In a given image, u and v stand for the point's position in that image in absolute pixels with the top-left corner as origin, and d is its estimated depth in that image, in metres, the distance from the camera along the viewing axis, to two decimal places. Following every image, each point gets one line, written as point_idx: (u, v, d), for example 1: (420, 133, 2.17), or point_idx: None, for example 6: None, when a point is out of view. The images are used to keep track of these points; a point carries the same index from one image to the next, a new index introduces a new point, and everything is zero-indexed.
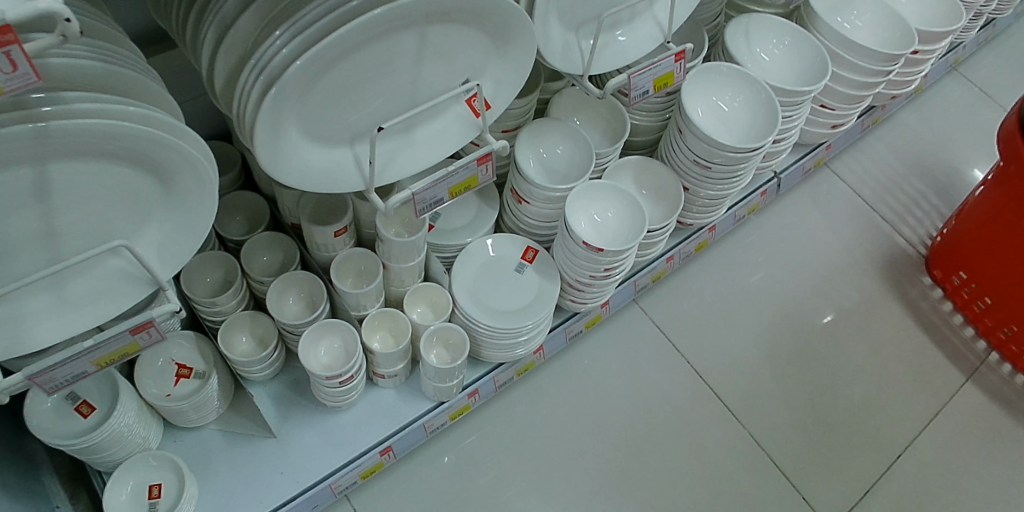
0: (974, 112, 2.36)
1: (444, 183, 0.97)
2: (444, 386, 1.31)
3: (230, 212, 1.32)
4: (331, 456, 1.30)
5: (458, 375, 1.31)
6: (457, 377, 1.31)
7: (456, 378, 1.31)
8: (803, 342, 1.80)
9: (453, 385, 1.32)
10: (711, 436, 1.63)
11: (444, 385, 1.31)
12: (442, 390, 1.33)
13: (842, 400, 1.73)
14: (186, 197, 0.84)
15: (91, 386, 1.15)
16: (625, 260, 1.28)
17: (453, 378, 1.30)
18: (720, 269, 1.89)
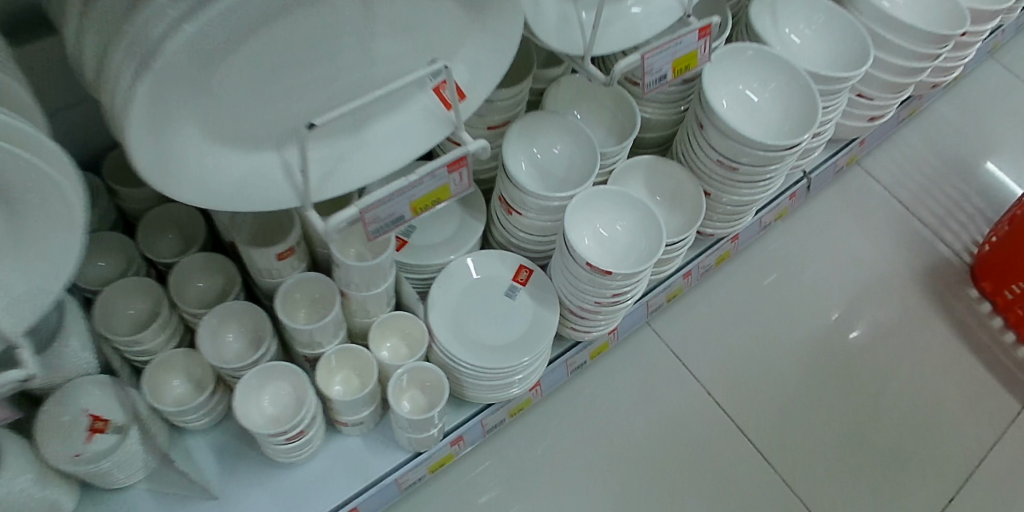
0: (1018, 104, 2.13)
1: (406, 195, 0.74)
2: (420, 435, 1.09)
3: (159, 228, 1.09)
4: None
5: (438, 421, 1.09)
6: (438, 424, 1.09)
7: (435, 426, 1.08)
8: (838, 365, 1.58)
9: (432, 433, 1.10)
10: (735, 481, 1.40)
11: (421, 434, 1.08)
12: (421, 440, 1.10)
13: (884, 431, 1.51)
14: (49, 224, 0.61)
15: None
16: (638, 283, 1.05)
17: (432, 426, 1.08)
18: (741, 283, 1.66)
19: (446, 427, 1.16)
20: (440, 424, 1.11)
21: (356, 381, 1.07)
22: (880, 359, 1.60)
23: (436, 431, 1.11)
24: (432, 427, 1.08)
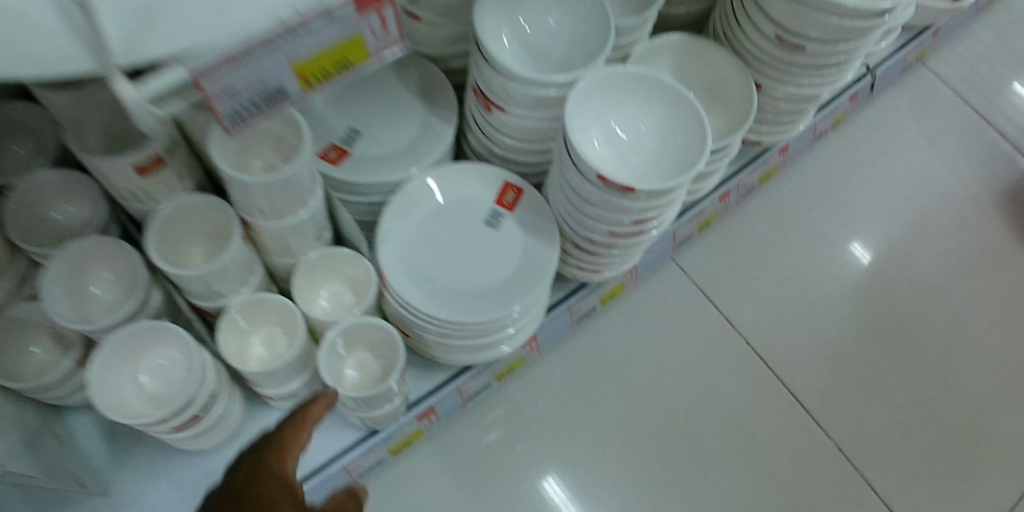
0: None
1: (288, 56, 0.44)
2: (374, 414, 0.79)
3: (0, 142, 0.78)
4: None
5: (397, 395, 0.79)
6: (397, 397, 0.80)
7: (393, 400, 0.79)
8: (919, 305, 1.21)
9: (390, 410, 0.80)
10: (787, 454, 1.07)
11: (374, 412, 0.79)
12: (375, 419, 0.81)
13: (976, 384, 1.14)
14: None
15: None
16: (669, 204, 0.75)
17: (389, 402, 0.78)
18: (798, 201, 1.29)
19: (409, 397, 0.87)
20: (401, 396, 0.81)
21: (281, 338, 0.78)
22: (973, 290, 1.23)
23: (396, 405, 0.81)
24: (390, 402, 0.79)
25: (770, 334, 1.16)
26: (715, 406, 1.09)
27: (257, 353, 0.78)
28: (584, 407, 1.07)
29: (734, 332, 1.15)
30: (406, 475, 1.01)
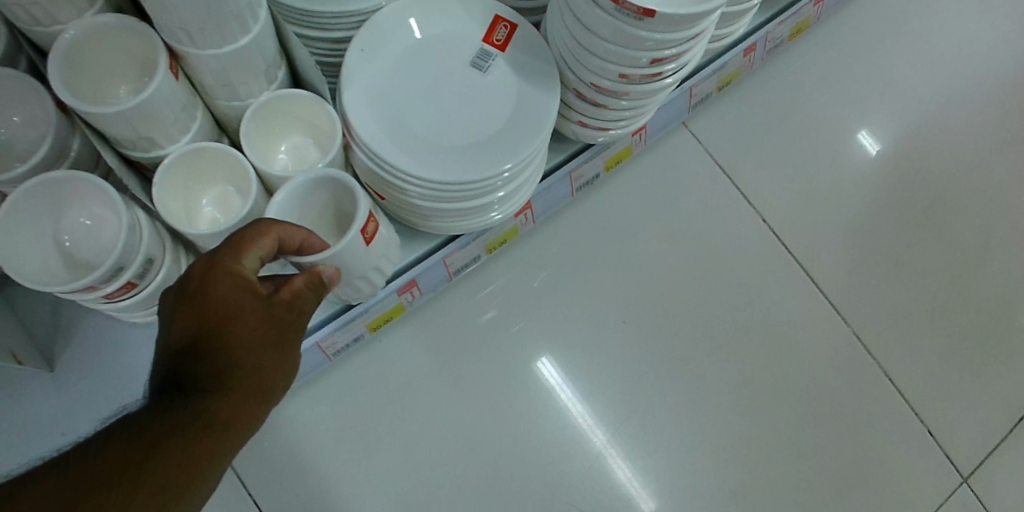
0: None
1: None
2: (343, 290, 0.67)
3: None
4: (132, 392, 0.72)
5: (374, 268, 0.66)
6: (375, 268, 0.67)
7: (368, 274, 0.66)
8: (954, 186, 1.08)
9: (363, 288, 0.69)
10: (801, 335, 0.99)
11: (346, 288, 0.67)
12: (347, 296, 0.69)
13: (1008, 263, 1.05)
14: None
15: None
16: (694, 41, 0.62)
17: (365, 276, 0.66)
18: (830, 62, 1.14)
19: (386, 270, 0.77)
20: (380, 271, 0.69)
21: (235, 200, 0.67)
22: (1014, 169, 1.09)
23: (374, 279, 0.69)
24: (364, 277, 0.66)
25: (787, 212, 1.05)
26: (724, 286, 1.00)
27: (207, 217, 0.67)
28: (581, 287, 0.99)
29: (746, 208, 1.05)
30: (389, 353, 0.94)
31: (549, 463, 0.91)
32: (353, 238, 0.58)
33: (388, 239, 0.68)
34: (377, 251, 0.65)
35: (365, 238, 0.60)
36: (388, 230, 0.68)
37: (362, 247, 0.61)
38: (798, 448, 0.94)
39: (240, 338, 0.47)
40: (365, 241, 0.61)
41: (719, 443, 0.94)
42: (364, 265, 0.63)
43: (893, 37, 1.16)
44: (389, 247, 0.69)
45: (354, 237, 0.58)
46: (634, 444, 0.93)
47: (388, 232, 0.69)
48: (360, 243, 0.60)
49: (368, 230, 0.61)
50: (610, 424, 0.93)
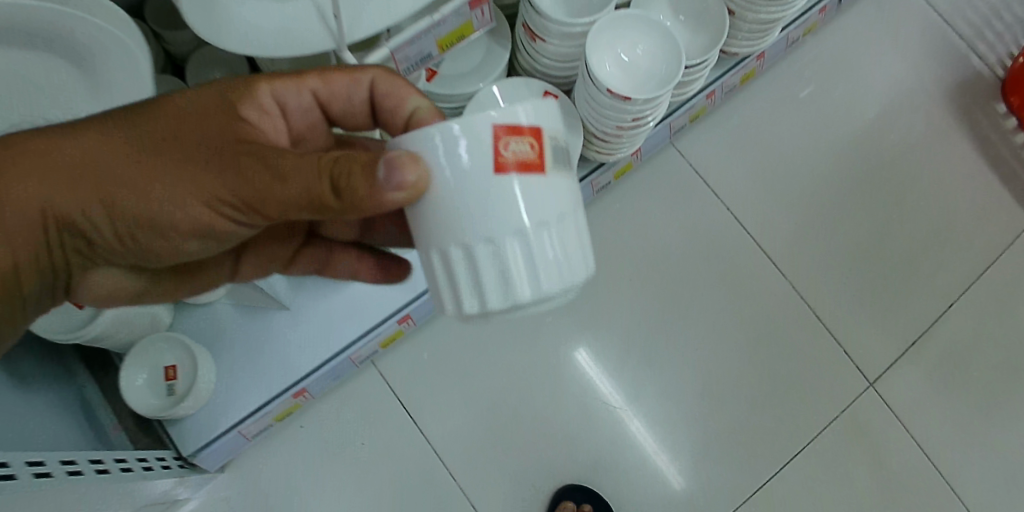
0: None
1: (432, 35, 0.82)
2: (461, 257, 0.65)
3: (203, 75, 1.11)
4: (344, 326, 1.24)
5: (502, 231, 0.64)
6: (508, 237, 0.64)
7: (489, 234, 0.64)
8: (859, 188, 1.57)
9: (481, 266, 0.66)
10: (748, 288, 1.49)
11: (463, 251, 0.65)
12: (490, 267, 0.66)
13: (893, 243, 1.53)
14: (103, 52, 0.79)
15: (159, 345, 1.15)
16: (657, 107, 1.11)
17: (486, 237, 0.64)
18: (772, 98, 1.61)
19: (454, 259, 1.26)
20: (509, 249, 0.65)
21: None
22: (899, 177, 1.58)
23: (506, 255, 0.65)
24: (486, 237, 0.64)
25: (740, 207, 1.54)
26: (697, 256, 1.50)
27: None
28: (600, 257, 1.48)
29: (712, 202, 1.53)
30: None
31: (582, 373, 1.43)
32: (485, 138, 0.62)
33: (541, 217, 0.65)
34: (512, 208, 0.63)
35: (500, 155, 0.62)
36: (555, 211, 0.66)
37: (494, 161, 0.62)
38: (744, 361, 1.45)
39: (215, 113, 0.69)
40: (495, 160, 0.62)
41: (692, 360, 1.45)
42: (489, 209, 0.63)
43: (816, 79, 1.64)
44: (539, 235, 0.65)
45: (485, 136, 0.62)
46: (636, 360, 1.44)
47: (552, 215, 0.66)
48: (487, 155, 0.62)
49: (510, 155, 0.63)
50: (622, 348, 1.45)
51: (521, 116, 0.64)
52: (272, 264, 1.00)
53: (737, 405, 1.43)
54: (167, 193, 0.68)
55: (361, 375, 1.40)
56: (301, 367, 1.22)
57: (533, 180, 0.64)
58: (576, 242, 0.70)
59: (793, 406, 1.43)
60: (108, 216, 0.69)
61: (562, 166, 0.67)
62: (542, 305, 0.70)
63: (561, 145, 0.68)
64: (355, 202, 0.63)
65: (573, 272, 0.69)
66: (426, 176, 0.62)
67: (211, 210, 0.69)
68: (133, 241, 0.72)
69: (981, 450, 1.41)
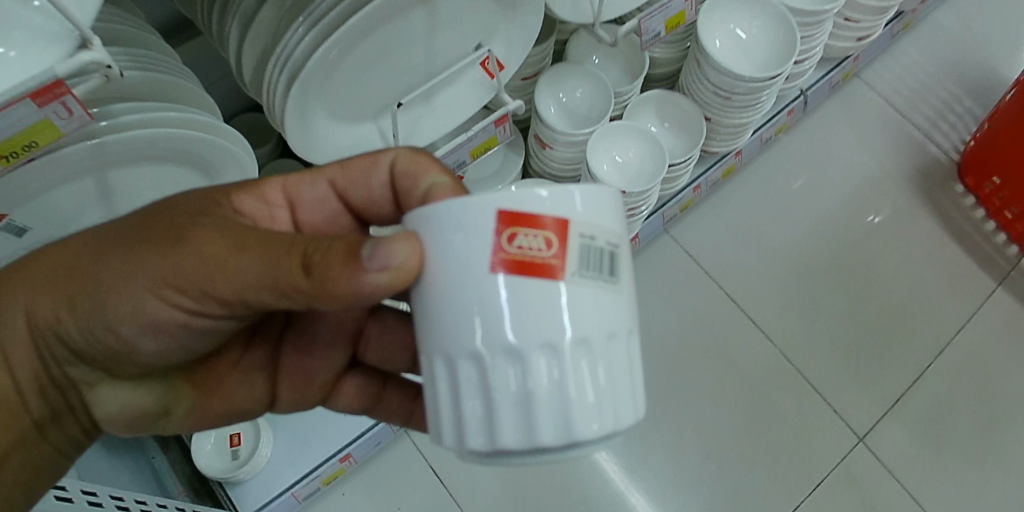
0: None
1: (465, 147, 1.03)
2: (445, 376, 0.52)
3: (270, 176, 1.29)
4: None
5: (490, 351, 0.49)
6: (498, 362, 0.49)
7: (474, 354, 0.50)
8: (837, 264, 1.75)
9: (465, 395, 0.52)
10: (744, 356, 1.65)
11: (446, 369, 0.52)
12: (474, 395, 0.51)
13: (871, 311, 1.70)
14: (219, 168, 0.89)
15: None
16: (648, 198, 1.33)
17: (470, 357, 0.50)
18: (752, 190, 1.84)
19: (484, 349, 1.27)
20: (500, 380, 0.50)
21: None
22: (872, 254, 1.76)
23: (500, 386, 0.50)
24: (469, 356, 0.50)
25: (732, 285, 1.72)
26: (695, 330, 1.68)
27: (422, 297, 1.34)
28: None
29: (706, 282, 1.73)
30: None
31: None
32: (488, 222, 0.48)
33: (550, 340, 0.49)
34: (502, 326, 0.48)
35: (502, 248, 0.48)
36: (572, 336, 0.49)
37: (498, 253, 0.48)
38: (744, 423, 1.59)
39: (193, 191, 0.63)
40: (492, 256, 0.48)
41: (697, 425, 1.59)
42: (476, 321, 0.49)
43: (790, 172, 1.86)
44: (544, 367, 0.50)
45: (485, 222, 0.48)
46: (646, 426, 1.58)
47: (564, 340, 0.49)
48: (484, 247, 0.48)
49: (514, 250, 0.48)
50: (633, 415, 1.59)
51: (568, 206, 0.49)
52: (313, 391, 0.86)
53: (739, 461, 1.56)
54: (144, 283, 0.59)
55: (396, 443, 1.55)
56: (348, 433, 1.37)
57: (539, 287, 0.48)
58: (605, 386, 0.52)
59: (793, 464, 1.55)
60: (66, 315, 0.62)
61: (596, 276, 0.49)
62: (552, 455, 0.53)
63: (608, 248, 0.51)
64: (327, 284, 0.51)
65: (594, 428, 0.52)
66: (415, 257, 0.51)
67: (178, 296, 0.60)
68: (95, 343, 0.64)
69: (970, 499, 1.52)
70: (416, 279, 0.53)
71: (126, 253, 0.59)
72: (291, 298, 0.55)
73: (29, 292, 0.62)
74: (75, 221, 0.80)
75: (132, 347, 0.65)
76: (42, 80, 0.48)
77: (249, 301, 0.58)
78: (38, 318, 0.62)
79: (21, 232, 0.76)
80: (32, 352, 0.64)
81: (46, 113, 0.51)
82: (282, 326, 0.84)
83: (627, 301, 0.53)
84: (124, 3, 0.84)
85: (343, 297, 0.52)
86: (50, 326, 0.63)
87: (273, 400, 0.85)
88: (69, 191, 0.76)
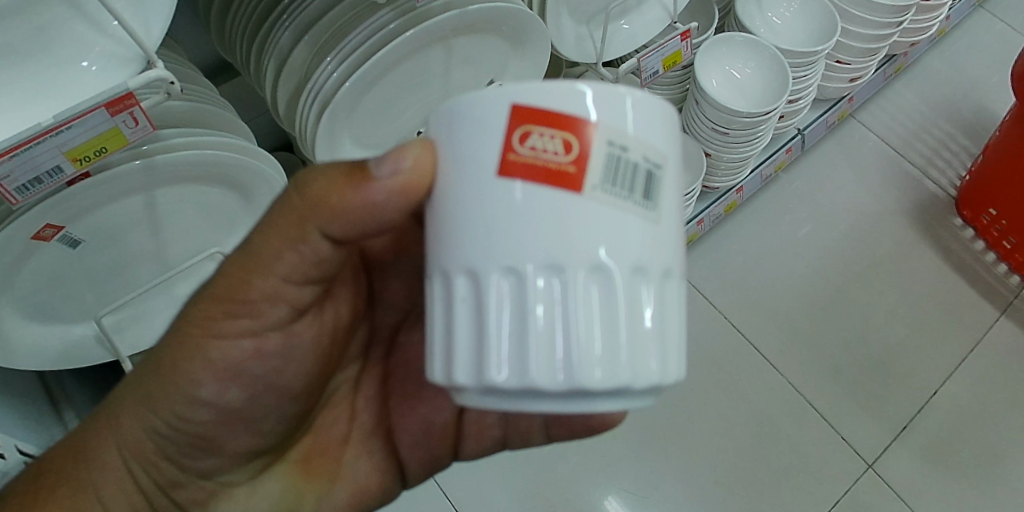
0: (1014, 42, 2.18)
1: None
2: (440, 291, 0.54)
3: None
4: None
5: (488, 266, 0.50)
6: (495, 277, 0.50)
7: (470, 267, 0.51)
8: (839, 295, 1.80)
9: (456, 312, 0.53)
10: (751, 385, 1.68)
11: (442, 285, 0.53)
12: (461, 308, 0.52)
13: (875, 341, 1.73)
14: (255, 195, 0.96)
15: None
16: None
17: (467, 270, 0.51)
18: (754, 225, 1.90)
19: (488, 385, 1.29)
20: (493, 297, 0.51)
21: None
22: (873, 285, 1.81)
23: (497, 309, 0.51)
24: (466, 272, 0.51)
25: (737, 315, 1.77)
26: (703, 356, 1.71)
27: None
28: None
29: (713, 312, 1.77)
30: None
31: (606, 465, 1.59)
32: (505, 117, 0.49)
33: (553, 259, 0.49)
34: (502, 238, 0.49)
35: (513, 148, 0.49)
36: (581, 258, 0.49)
37: (504, 151, 0.49)
38: (752, 451, 1.61)
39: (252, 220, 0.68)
40: (504, 155, 0.49)
41: (704, 451, 1.61)
42: (479, 231, 0.50)
43: (790, 207, 1.93)
44: (545, 287, 0.50)
45: (502, 117, 0.49)
46: (654, 453, 1.61)
47: (569, 260, 0.49)
48: (497, 147, 0.49)
49: (525, 151, 0.49)
50: (641, 443, 1.62)
51: (585, 108, 0.49)
52: (437, 441, 0.87)
53: (749, 488, 1.57)
54: (200, 334, 0.66)
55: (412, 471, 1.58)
56: None
57: (550, 195, 0.48)
58: (615, 326, 0.52)
59: (800, 492, 1.57)
60: (165, 425, 0.69)
61: (620, 192, 0.49)
62: (543, 401, 0.52)
63: (641, 166, 0.50)
64: (347, 202, 0.58)
65: (595, 373, 0.50)
66: (425, 160, 0.54)
67: (235, 321, 0.67)
68: (188, 427, 0.70)
69: None
70: (428, 192, 0.56)
71: (198, 331, 0.66)
72: (299, 244, 0.62)
73: (117, 427, 0.69)
74: (124, 237, 0.88)
75: (228, 401, 0.71)
76: (115, 92, 0.58)
77: (293, 282, 0.66)
78: (131, 439, 0.69)
79: (75, 244, 0.83)
80: (127, 478, 0.70)
81: (116, 121, 0.60)
82: (381, 382, 0.86)
83: (663, 238, 0.52)
84: (168, 44, 0.92)
85: (352, 215, 0.59)
86: (148, 439, 0.69)
87: (399, 467, 0.88)
88: (120, 208, 0.84)
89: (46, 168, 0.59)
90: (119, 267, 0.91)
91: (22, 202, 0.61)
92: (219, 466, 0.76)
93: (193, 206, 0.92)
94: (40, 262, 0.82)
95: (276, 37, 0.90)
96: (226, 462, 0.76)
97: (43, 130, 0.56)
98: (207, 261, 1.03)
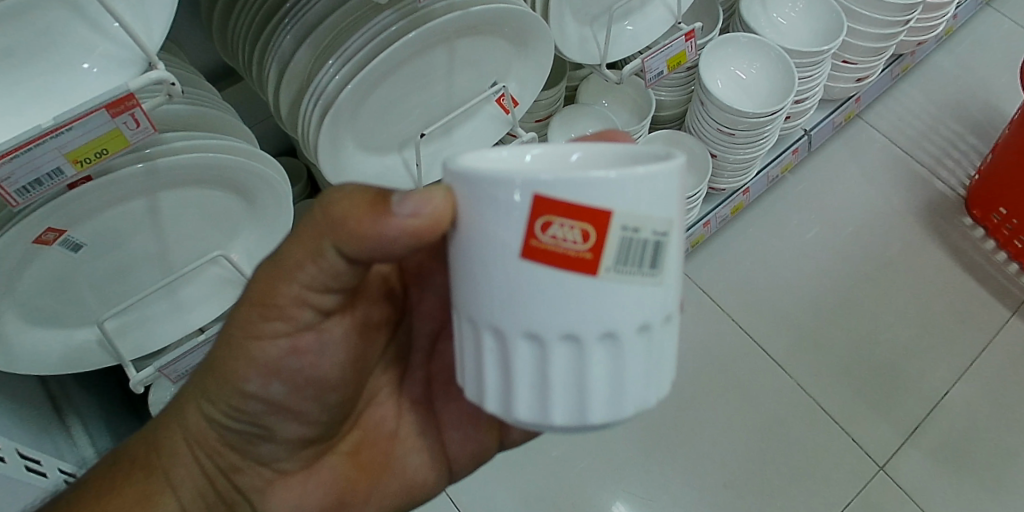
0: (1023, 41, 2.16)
1: None
2: (468, 334, 0.56)
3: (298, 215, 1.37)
4: None
5: (512, 331, 0.52)
6: (518, 340, 0.53)
7: (496, 328, 0.53)
8: (847, 295, 1.78)
9: (484, 362, 0.56)
10: (759, 387, 1.67)
11: (471, 331, 0.56)
12: (494, 358, 0.55)
13: (885, 343, 1.71)
14: (258, 197, 0.96)
15: None
16: None
17: (492, 328, 0.53)
18: (761, 227, 1.89)
19: None
20: (515, 357, 0.54)
21: None
22: (882, 286, 1.79)
23: (520, 368, 0.54)
24: (491, 330, 0.53)
25: (744, 317, 1.75)
26: (710, 358, 1.70)
27: None
28: None
29: (720, 314, 1.76)
30: None
31: (612, 470, 1.58)
32: (524, 207, 0.48)
33: (569, 331, 0.51)
34: (525, 313, 0.51)
35: (535, 236, 0.48)
36: (595, 328, 0.51)
37: (524, 242, 0.49)
38: (761, 454, 1.59)
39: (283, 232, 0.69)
40: (524, 242, 0.49)
41: (712, 454, 1.59)
42: (503, 302, 0.51)
43: (797, 208, 1.92)
44: (562, 350, 0.52)
45: (520, 207, 0.48)
46: (661, 458, 1.59)
47: (584, 332, 0.51)
48: (516, 231, 0.49)
49: (547, 239, 0.48)
50: (647, 446, 1.61)
51: (604, 198, 0.47)
52: (486, 433, 0.86)
53: (759, 492, 1.55)
54: (243, 335, 0.68)
55: None
56: None
57: (568, 279, 0.49)
58: (625, 374, 0.54)
59: (808, 496, 1.55)
60: (223, 423, 0.73)
61: (633, 271, 0.49)
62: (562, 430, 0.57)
63: (652, 242, 0.49)
64: (367, 222, 0.57)
65: (600, 410, 0.55)
66: (444, 207, 0.53)
67: (269, 324, 0.67)
68: (242, 420, 0.73)
69: None
70: (450, 228, 0.54)
71: (240, 341, 0.68)
72: (317, 258, 0.62)
73: (183, 417, 0.74)
74: (126, 241, 0.88)
75: (275, 393, 0.72)
76: (116, 93, 0.58)
77: (315, 289, 0.65)
78: (195, 427, 0.74)
79: (77, 248, 0.83)
80: (196, 463, 0.74)
81: (117, 123, 0.60)
82: (425, 385, 0.84)
83: (666, 292, 0.53)
84: (169, 48, 0.92)
85: (370, 242, 0.58)
86: (210, 428, 0.74)
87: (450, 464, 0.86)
88: (121, 211, 0.84)
89: (45, 170, 0.59)
90: (122, 271, 0.91)
91: (23, 205, 0.61)
92: (276, 452, 0.77)
93: (196, 209, 0.92)
94: (41, 265, 0.81)
95: (279, 41, 0.90)
96: (282, 450, 0.77)
97: (43, 131, 0.56)
98: (209, 265, 1.03)
